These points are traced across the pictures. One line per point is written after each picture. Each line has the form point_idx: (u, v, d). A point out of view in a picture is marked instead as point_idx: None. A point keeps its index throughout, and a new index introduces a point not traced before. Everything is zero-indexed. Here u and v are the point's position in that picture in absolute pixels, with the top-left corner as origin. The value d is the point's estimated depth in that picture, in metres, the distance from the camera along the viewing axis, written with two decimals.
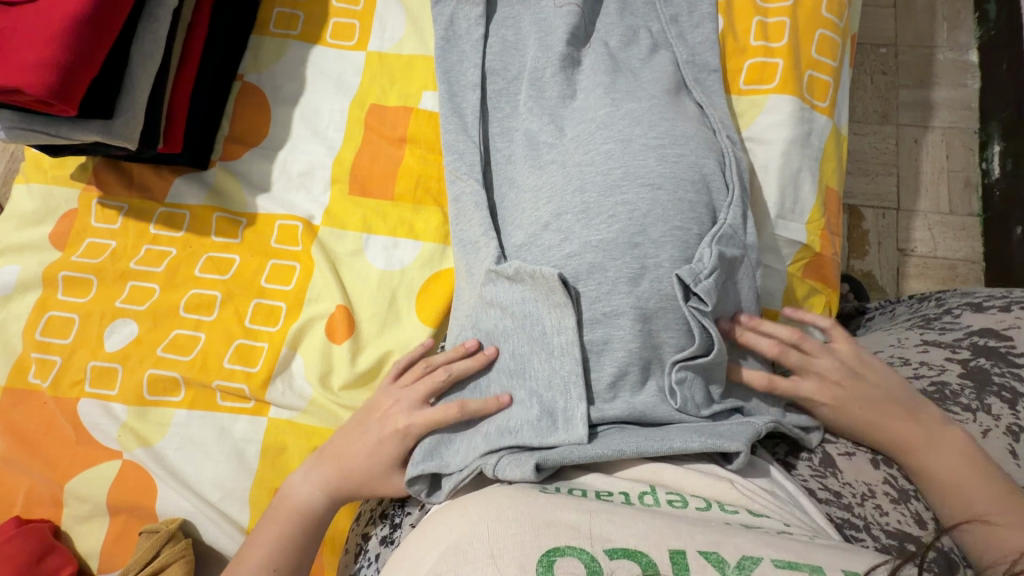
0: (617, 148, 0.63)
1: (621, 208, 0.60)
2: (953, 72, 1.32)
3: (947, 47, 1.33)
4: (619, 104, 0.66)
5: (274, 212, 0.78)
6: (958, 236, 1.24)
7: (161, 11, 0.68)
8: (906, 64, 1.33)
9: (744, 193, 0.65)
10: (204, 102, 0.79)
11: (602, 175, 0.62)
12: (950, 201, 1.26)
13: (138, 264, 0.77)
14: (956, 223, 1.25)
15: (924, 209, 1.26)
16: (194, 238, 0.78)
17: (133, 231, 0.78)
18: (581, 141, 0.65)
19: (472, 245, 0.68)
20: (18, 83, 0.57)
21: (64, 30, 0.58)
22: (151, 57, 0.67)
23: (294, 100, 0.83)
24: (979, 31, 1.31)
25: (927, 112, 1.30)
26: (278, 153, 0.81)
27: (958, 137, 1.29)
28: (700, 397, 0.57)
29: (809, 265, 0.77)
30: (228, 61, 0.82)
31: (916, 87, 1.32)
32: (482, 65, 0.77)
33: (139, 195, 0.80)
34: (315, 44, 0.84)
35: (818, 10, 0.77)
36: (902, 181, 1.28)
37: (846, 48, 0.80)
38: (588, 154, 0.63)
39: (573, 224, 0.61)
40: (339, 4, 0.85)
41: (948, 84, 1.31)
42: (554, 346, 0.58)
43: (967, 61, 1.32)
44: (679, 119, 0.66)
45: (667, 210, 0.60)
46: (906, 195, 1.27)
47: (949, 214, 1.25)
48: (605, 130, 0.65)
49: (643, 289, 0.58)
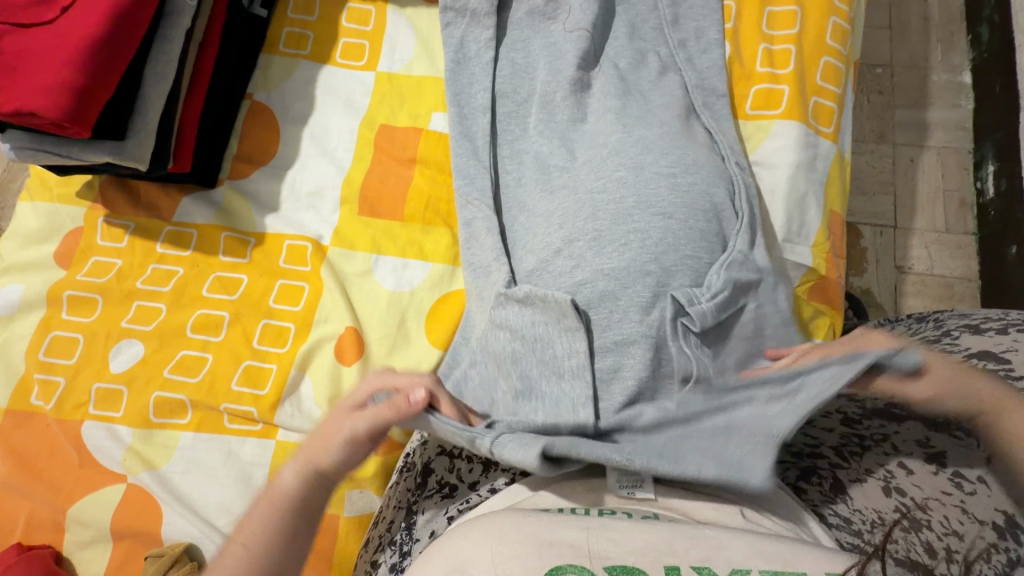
0: (629, 175, 0.63)
1: (633, 235, 0.60)
2: (948, 93, 1.34)
3: (942, 69, 1.36)
4: (630, 130, 0.67)
5: (282, 232, 0.78)
6: (954, 254, 1.26)
7: (174, 32, 0.68)
8: (902, 84, 1.36)
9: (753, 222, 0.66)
10: (213, 122, 0.79)
11: (614, 203, 0.62)
12: (946, 219, 1.28)
13: (145, 284, 0.76)
14: (952, 242, 1.27)
15: (920, 227, 1.28)
16: (201, 258, 0.77)
17: (139, 250, 0.78)
18: (593, 166, 0.66)
19: (483, 269, 0.69)
20: (33, 106, 0.57)
21: (79, 52, 0.58)
22: (164, 77, 0.67)
23: (303, 120, 0.83)
24: (972, 53, 1.34)
25: (922, 132, 1.33)
26: (287, 172, 0.81)
27: (953, 157, 1.31)
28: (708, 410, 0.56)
29: (815, 288, 0.78)
30: (237, 80, 0.82)
31: (912, 108, 1.34)
32: (493, 89, 0.77)
33: (145, 213, 0.79)
34: (325, 64, 0.85)
35: (823, 37, 0.78)
36: (899, 199, 1.30)
37: (850, 74, 0.81)
38: (600, 181, 0.64)
39: (586, 251, 0.61)
40: (349, 24, 0.86)
41: (943, 105, 1.34)
42: (563, 363, 0.58)
43: (960, 83, 1.34)
44: (689, 145, 0.66)
45: (679, 239, 0.60)
46: (903, 213, 1.29)
47: (945, 233, 1.27)
48: (617, 156, 0.65)
49: (654, 318, 0.58)
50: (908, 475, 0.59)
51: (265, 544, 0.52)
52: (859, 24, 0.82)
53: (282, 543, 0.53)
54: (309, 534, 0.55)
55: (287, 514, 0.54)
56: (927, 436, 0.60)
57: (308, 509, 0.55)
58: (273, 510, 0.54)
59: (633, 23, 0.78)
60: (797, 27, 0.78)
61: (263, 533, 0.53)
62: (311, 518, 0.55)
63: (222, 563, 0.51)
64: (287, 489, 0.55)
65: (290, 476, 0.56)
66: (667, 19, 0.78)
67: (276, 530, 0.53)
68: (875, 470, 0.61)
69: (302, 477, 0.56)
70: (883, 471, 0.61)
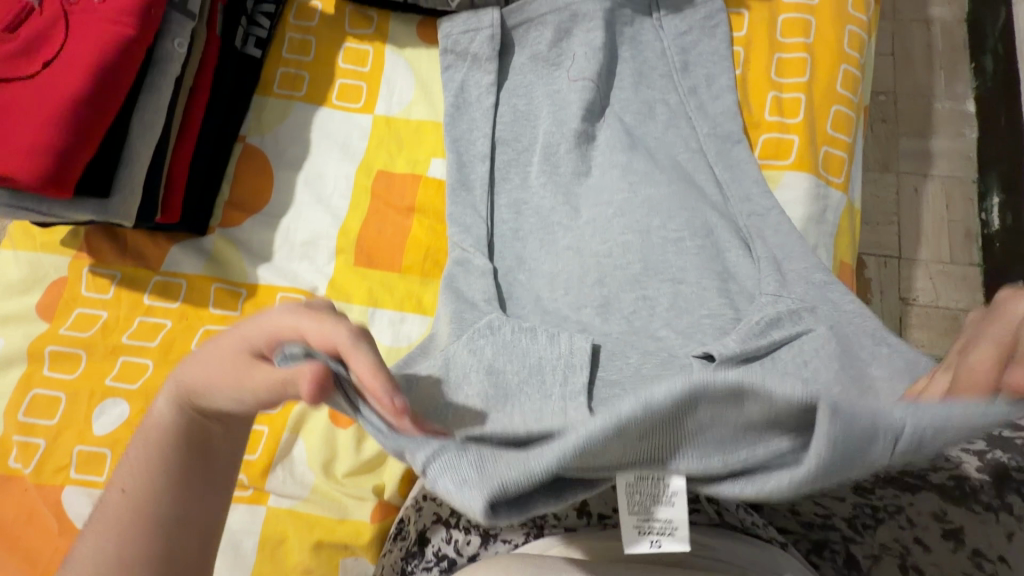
0: (635, 241, 0.62)
1: (642, 303, 0.59)
2: (952, 122, 1.33)
3: (945, 97, 1.34)
4: (636, 189, 0.65)
5: (273, 283, 0.75)
6: (959, 286, 1.24)
7: (164, 81, 0.64)
8: (906, 113, 1.34)
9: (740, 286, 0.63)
10: (203, 169, 0.76)
11: (620, 270, 0.61)
12: (952, 250, 1.26)
13: (130, 338, 0.73)
14: (958, 273, 1.24)
15: (925, 258, 1.26)
16: (191, 310, 0.75)
17: (126, 302, 0.75)
18: (597, 227, 0.65)
19: (471, 306, 0.61)
20: (14, 170, 0.54)
21: (59, 115, 0.55)
22: (151, 128, 0.63)
23: (297, 165, 0.80)
24: (976, 82, 1.33)
25: (927, 161, 1.31)
26: (280, 221, 0.78)
27: (958, 187, 1.29)
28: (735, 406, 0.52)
29: None
30: (229, 124, 0.79)
31: (916, 137, 1.33)
32: (493, 137, 0.75)
33: (133, 262, 0.77)
34: (321, 106, 0.82)
35: (834, 86, 0.76)
36: (903, 230, 1.28)
37: (860, 122, 0.79)
38: (605, 246, 0.63)
39: (593, 318, 0.59)
40: (346, 65, 0.83)
41: (948, 133, 1.32)
42: (551, 383, 0.51)
43: (964, 111, 1.33)
44: (699, 206, 0.64)
45: (691, 303, 0.58)
46: (907, 243, 1.27)
47: (950, 264, 1.25)
48: (621, 219, 0.64)
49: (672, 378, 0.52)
50: (925, 554, 0.57)
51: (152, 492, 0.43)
52: (869, 69, 0.80)
53: (164, 485, 0.43)
54: (211, 470, 0.46)
55: (174, 460, 0.44)
56: (944, 510, 0.57)
57: (199, 445, 0.45)
58: (154, 454, 0.44)
59: (640, 71, 0.76)
60: (807, 75, 0.76)
61: (144, 477, 0.43)
62: (208, 460, 0.45)
63: (105, 509, 0.43)
64: (165, 425, 0.44)
65: (164, 408, 0.45)
66: (674, 65, 0.75)
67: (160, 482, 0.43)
68: (890, 547, 0.58)
69: (183, 411, 0.44)
70: (899, 548, 0.58)
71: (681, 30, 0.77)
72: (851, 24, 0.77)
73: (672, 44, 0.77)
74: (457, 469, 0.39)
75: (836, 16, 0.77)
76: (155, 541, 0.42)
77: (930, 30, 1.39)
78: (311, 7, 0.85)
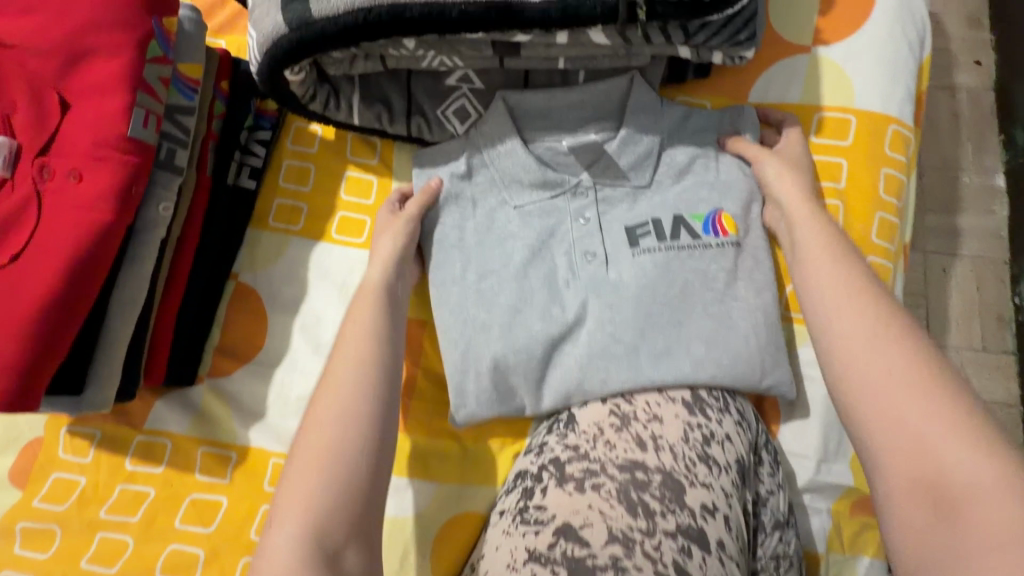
0: (632, 343, 0.64)
1: (622, 354, 0.64)
2: (981, 198, 1.16)
3: (973, 171, 1.17)
4: (641, 334, 0.64)
5: (268, 447, 0.70)
6: (993, 376, 1.09)
7: (146, 251, 0.58)
8: (930, 187, 1.17)
9: (743, 467, 0.62)
10: (193, 320, 0.70)
11: (626, 370, 0.63)
12: (983, 337, 1.11)
13: (110, 510, 0.67)
14: (991, 362, 1.09)
15: (954, 344, 1.11)
16: (175, 477, 0.69)
17: (106, 466, 0.69)
18: (596, 350, 0.64)
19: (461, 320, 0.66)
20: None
21: (31, 323, 0.50)
22: (131, 303, 0.58)
23: (293, 308, 0.75)
24: (1007, 156, 1.16)
25: (953, 241, 1.14)
26: (275, 372, 0.72)
27: (989, 269, 1.13)
28: (744, 451, 0.63)
29: (860, 503, 0.72)
30: (220, 264, 0.73)
31: (943, 214, 1.15)
32: (489, 284, 0.66)
33: (114, 418, 0.71)
34: (320, 241, 0.77)
35: (869, 235, 0.70)
36: (930, 314, 1.12)
37: (901, 266, 0.73)
38: (608, 341, 0.64)
39: (580, 347, 0.65)
40: (348, 197, 0.78)
41: (976, 210, 1.15)
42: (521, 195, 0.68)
43: (994, 186, 1.16)
44: (705, 343, 0.64)
45: (665, 345, 0.63)
46: (935, 326, 1.11)
47: (982, 351, 1.10)
48: (617, 344, 0.64)
49: (619, 320, 0.64)
50: None
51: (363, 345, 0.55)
52: (908, 210, 0.74)
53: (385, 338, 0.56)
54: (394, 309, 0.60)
55: (383, 316, 0.58)
56: None
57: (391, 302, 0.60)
58: (369, 304, 0.59)
59: None
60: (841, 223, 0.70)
61: (363, 336, 0.55)
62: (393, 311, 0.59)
63: (334, 374, 0.53)
64: (379, 286, 0.61)
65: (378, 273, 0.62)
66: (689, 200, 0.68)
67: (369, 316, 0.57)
68: None
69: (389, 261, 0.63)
70: None
71: (684, 162, 0.69)
72: (888, 166, 0.72)
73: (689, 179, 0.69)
74: (493, 185, 0.69)
75: (873, 158, 0.72)
76: (377, 383, 0.52)
77: (955, 98, 1.20)
78: (309, 132, 0.79)
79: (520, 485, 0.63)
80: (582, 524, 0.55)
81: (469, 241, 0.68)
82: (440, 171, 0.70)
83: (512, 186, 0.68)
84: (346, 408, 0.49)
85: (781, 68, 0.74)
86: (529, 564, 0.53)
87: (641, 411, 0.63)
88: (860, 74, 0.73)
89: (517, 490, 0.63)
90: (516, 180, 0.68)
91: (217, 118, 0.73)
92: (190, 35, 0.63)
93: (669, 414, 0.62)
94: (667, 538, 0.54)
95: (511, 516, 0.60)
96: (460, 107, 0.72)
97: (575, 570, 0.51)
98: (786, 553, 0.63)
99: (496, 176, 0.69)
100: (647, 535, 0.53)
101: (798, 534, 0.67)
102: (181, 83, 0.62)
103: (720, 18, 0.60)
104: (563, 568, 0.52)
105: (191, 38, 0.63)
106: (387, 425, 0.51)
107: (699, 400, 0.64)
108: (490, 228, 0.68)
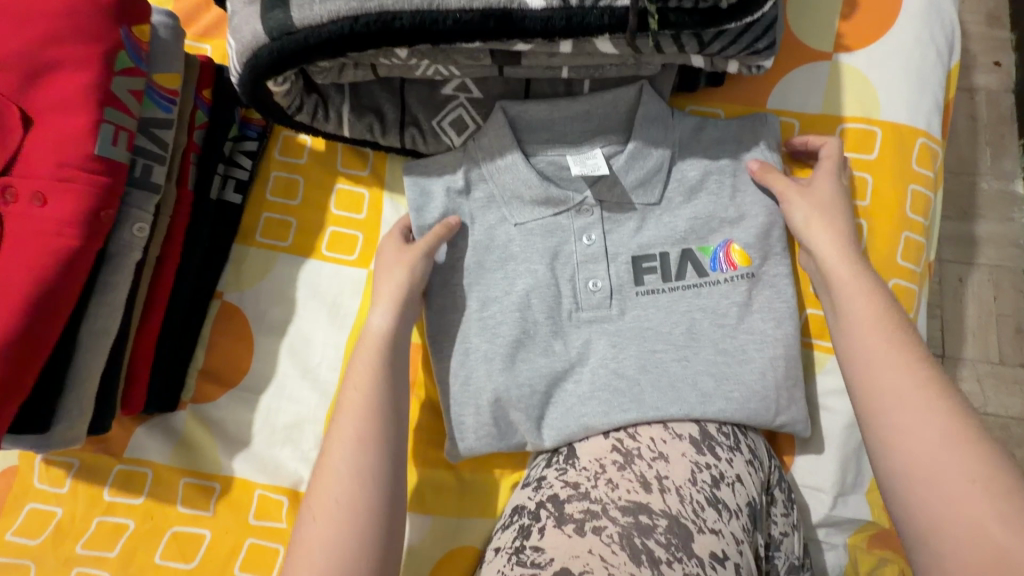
0: (638, 377, 0.60)
1: (625, 387, 0.60)
2: (1000, 203, 1.11)
3: (991, 176, 1.12)
4: (645, 366, 0.60)
5: (254, 478, 0.66)
6: (1010, 390, 1.05)
7: (120, 276, 0.55)
8: (946, 193, 1.12)
9: (754, 510, 0.58)
10: (174, 343, 0.67)
11: (631, 406, 0.60)
12: (1001, 350, 1.06)
13: (87, 545, 0.64)
14: (1008, 375, 1.05)
15: (970, 356, 1.06)
16: (156, 509, 0.65)
17: (84, 497, 0.66)
18: (597, 383, 0.61)
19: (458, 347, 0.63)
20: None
21: None
22: (104, 333, 0.54)
23: (280, 328, 0.71)
24: None
25: (971, 249, 1.09)
26: (260, 397, 0.69)
27: (1008, 278, 1.08)
28: (755, 491, 0.59)
29: (877, 537, 0.68)
30: (203, 284, 0.69)
31: (959, 220, 1.11)
32: (486, 307, 0.63)
33: (93, 446, 0.68)
34: (309, 258, 0.73)
35: (893, 256, 0.66)
36: (946, 326, 1.07)
37: (926, 288, 0.69)
38: (612, 377, 0.61)
39: (584, 381, 0.61)
40: (339, 211, 0.74)
41: (994, 217, 1.10)
42: (521, 215, 0.63)
43: (1014, 192, 1.11)
44: (717, 376, 0.60)
45: (674, 379, 0.60)
46: (950, 338, 1.07)
47: (999, 364, 1.06)
48: (621, 378, 0.60)
49: (624, 357, 0.61)
50: None
51: (365, 421, 0.52)
52: (935, 229, 0.70)
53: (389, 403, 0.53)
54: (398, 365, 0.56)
55: (384, 382, 0.54)
56: None
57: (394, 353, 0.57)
58: (371, 359, 0.55)
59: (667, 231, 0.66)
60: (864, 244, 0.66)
61: (364, 411, 0.52)
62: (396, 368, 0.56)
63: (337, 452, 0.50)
64: (381, 333, 0.57)
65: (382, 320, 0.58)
66: (700, 219, 0.64)
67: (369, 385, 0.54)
68: None
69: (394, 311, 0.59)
70: None
71: (695, 178, 0.64)
72: (914, 183, 0.67)
73: (701, 196, 0.64)
74: (494, 199, 0.65)
75: (898, 174, 0.67)
76: (378, 464, 0.50)
77: (973, 99, 1.15)
78: (297, 142, 0.75)
79: (517, 523, 0.59)
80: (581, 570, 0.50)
81: (467, 262, 0.64)
82: (439, 186, 0.65)
83: (511, 207, 0.64)
84: (353, 498, 0.48)
85: (799, 76, 0.69)
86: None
87: (645, 448, 0.59)
88: (885, 83, 0.68)
89: (515, 527, 0.59)
90: (517, 196, 0.63)
91: (199, 128, 0.68)
92: (166, 42, 0.60)
93: (675, 452, 0.58)
94: None
95: (505, 558, 0.55)
96: (457, 118, 0.68)
97: None
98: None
99: (495, 195, 0.64)
100: None
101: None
102: (157, 95, 0.58)
103: (737, 26, 0.56)
104: None
105: (168, 47, 0.60)
106: (393, 505, 0.49)
107: (708, 436, 0.60)
108: (490, 245, 0.64)
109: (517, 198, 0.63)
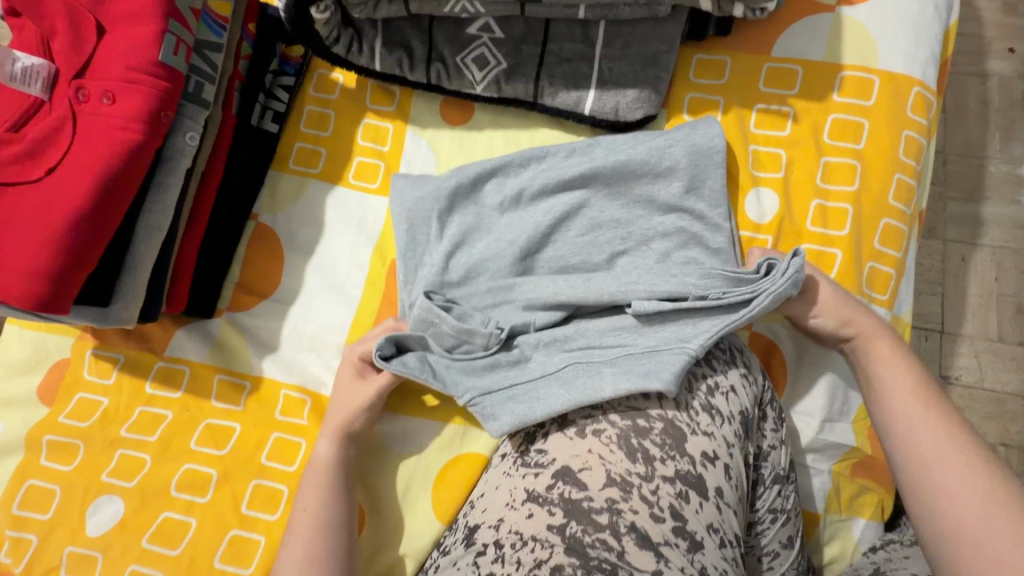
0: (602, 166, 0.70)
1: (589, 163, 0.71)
2: (1008, 186, 1.07)
3: (1000, 159, 1.08)
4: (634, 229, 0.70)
5: (281, 379, 0.73)
6: (1007, 366, 1.00)
7: (173, 177, 0.61)
8: (956, 174, 1.08)
9: (746, 419, 0.63)
10: (214, 250, 0.73)
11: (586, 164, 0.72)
12: (1000, 326, 1.02)
13: (129, 430, 0.71)
14: (1006, 352, 1.01)
15: (970, 332, 1.02)
16: (192, 401, 0.72)
17: (127, 389, 0.72)
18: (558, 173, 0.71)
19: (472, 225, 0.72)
20: (14, 298, 0.54)
21: (59, 234, 0.54)
22: (157, 227, 0.61)
23: (309, 249, 0.77)
24: None
25: (976, 228, 1.06)
26: (289, 309, 0.75)
27: (1012, 259, 1.04)
28: (748, 405, 0.64)
29: (859, 465, 0.72)
30: (242, 202, 0.75)
31: (967, 201, 1.07)
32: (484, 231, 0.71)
33: (137, 346, 0.74)
34: (337, 185, 0.78)
35: (886, 196, 0.71)
36: (948, 303, 1.04)
37: (913, 234, 0.74)
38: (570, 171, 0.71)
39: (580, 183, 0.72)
40: (363, 141, 0.79)
41: (1001, 198, 1.06)
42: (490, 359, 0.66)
43: (1022, 176, 1.06)
44: None
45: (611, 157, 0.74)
46: (951, 313, 1.03)
47: (998, 342, 1.01)
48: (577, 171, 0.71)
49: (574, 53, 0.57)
50: None
51: None
52: (925, 176, 0.75)
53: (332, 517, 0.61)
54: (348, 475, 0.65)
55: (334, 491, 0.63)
56: None
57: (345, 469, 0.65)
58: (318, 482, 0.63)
59: (695, 169, 0.69)
60: (855, 184, 0.71)
61: (313, 535, 0.60)
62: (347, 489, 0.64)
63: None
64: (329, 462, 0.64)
65: (328, 450, 0.65)
66: (701, 157, 0.69)
67: (311, 552, 0.59)
68: None
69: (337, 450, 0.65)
70: None
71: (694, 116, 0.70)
72: (907, 128, 0.72)
73: (699, 129, 0.70)
74: (475, 273, 0.71)
75: (894, 118, 0.72)
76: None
77: (986, 85, 1.10)
78: (331, 80, 0.81)
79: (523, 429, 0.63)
80: (581, 466, 0.56)
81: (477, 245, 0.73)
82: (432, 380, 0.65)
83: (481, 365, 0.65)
84: None
85: (801, 27, 0.75)
86: (527, 504, 0.55)
87: None
88: (883, 35, 0.73)
89: (521, 435, 0.64)
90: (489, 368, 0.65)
91: (244, 59, 0.75)
92: None
93: None
94: (665, 483, 0.55)
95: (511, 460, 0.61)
96: (479, 56, 0.74)
97: (571, 510, 0.53)
98: (783, 507, 0.64)
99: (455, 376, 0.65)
100: (645, 479, 0.55)
101: (796, 489, 0.68)
102: (210, 20, 0.64)
103: None
104: (560, 508, 0.53)
105: None
106: None
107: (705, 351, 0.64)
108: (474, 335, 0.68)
109: (474, 270, 0.71)
